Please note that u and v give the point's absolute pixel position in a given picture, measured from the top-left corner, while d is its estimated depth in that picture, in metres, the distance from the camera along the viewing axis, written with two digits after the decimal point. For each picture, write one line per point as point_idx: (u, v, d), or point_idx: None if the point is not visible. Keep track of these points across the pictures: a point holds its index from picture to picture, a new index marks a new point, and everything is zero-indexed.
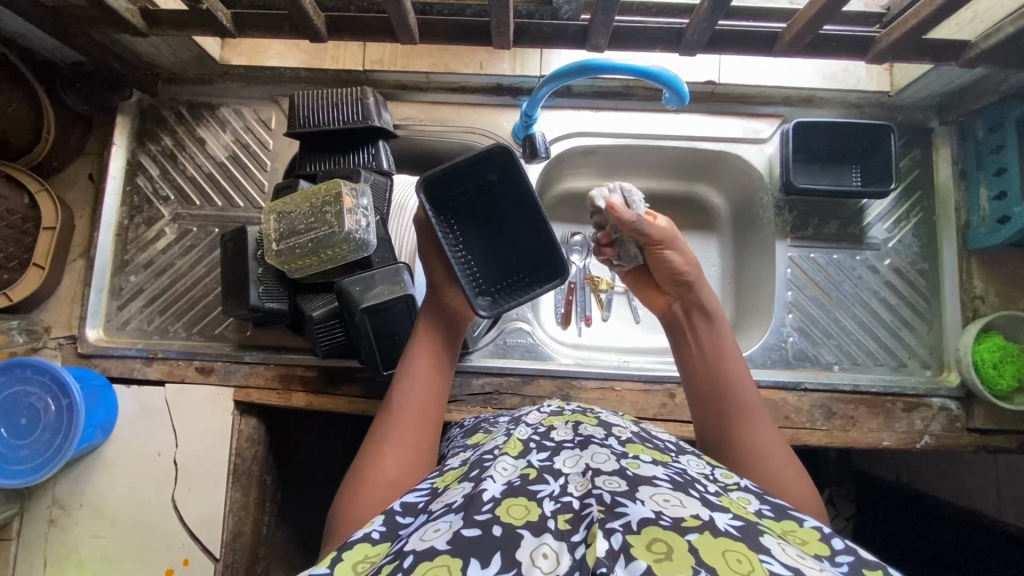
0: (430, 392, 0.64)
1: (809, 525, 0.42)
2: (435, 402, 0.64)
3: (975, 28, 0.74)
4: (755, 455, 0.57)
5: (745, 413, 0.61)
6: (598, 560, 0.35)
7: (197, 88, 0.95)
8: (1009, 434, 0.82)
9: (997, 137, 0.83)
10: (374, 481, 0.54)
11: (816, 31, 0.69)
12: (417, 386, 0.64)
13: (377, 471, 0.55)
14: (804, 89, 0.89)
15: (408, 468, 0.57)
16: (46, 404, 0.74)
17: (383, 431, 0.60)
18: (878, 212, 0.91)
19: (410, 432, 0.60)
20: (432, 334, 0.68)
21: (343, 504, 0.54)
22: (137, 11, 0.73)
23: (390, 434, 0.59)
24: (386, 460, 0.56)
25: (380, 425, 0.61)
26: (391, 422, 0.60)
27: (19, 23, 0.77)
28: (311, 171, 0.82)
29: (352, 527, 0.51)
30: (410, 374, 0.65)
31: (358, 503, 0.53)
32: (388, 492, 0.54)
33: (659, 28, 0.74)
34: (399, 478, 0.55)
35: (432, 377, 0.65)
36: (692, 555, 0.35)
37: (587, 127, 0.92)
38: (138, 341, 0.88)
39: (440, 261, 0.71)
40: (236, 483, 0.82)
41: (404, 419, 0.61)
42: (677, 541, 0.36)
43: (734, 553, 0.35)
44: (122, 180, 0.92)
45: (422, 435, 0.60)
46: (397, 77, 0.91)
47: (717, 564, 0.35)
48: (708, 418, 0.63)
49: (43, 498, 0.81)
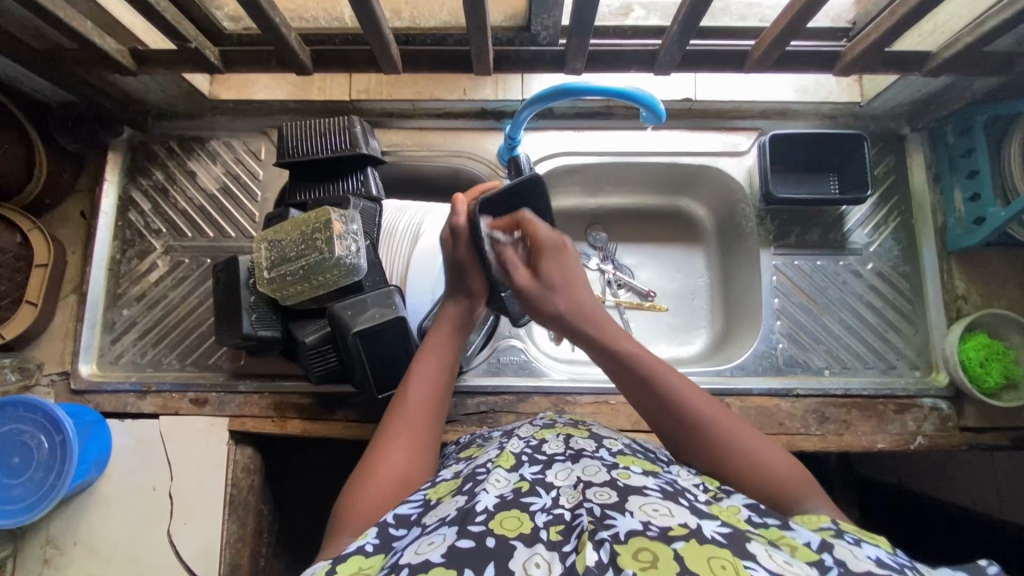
0: (441, 391, 0.63)
1: (803, 542, 0.42)
2: (446, 401, 0.63)
3: (936, 39, 0.78)
4: (737, 458, 0.53)
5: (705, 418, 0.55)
6: (587, 569, 0.36)
7: (187, 122, 0.96)
8: (1001, 431, 0.83)
9: (966, 141, 0.85)
10: (382, 479, 0.53)
11: (783, 48, 0.72)
12: (429, 383, 0.63)
13: (386, 468, 0.54)
14: (779, 102, 0.93)
15: (415, 467, 0.56)
16: (39, 441, 0.74)
17: (393, 427, 0.59)
18: (857, 219, 0.93)
19: (417, 434, 0.59)
20: (452, 337, 0.68)
21: (348, 503, 0.52)
22: (127, 52, 0.76)
23: (400, 431, 0.58)
24: (395, 457, 0.56)
25: (390, 420, 0.60)
26: (404, 416, 0.60)
27: (12, 67, 0.79)
28: (300, 200, 0.83)
29: (360, 526, 0.50)
30: (424, 369, 0.64)
31: (365, 500, 0.52)
32: (396, 492, 0.53)
33: (634, 50, 0.77)
34: (407, 479, 0.54)
35: (444, 374, 0.65)
36: (677, 564, 0.35)
37: (570, 147, 0.95)
38: (131, 374, 0.88)
39: (478, 272, 0.70)
40: (232, 515, 0.82)
41: (416, 414, 0.60)
42: (661, 549, 0.37)
43: (719, 559, 0.36)
44: (114, 216, 0.93)
45: (431, 434, 0.60)
46: (383, 105, 0.93)
47: (701, 570, 0.35)
48: (671, 433, 0.57)
49: (36, 539, 0.80)
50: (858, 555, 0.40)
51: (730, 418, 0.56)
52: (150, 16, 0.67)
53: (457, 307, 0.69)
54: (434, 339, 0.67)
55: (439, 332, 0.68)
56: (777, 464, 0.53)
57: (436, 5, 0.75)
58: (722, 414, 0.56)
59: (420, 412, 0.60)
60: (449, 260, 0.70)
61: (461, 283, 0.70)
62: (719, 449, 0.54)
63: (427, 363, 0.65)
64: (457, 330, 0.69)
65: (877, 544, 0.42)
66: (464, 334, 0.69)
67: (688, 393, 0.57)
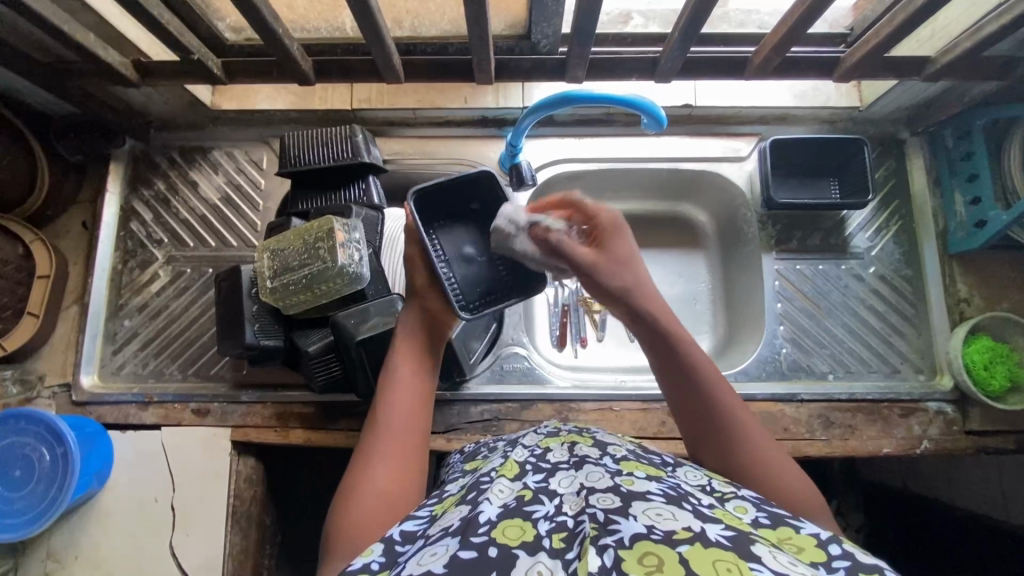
0: (417, 403, 0.61)
1: (810, 533, 0.41)
2: (424, 413, 0.61)
3: (935, 44, 0.79)
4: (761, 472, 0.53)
5: (734, 421, 0.56)
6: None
7: (189, 133, 0.97)
8: (1007, 435, 0.83)
9: (965, 145, 0.86)
10: (367, 503, 0.52)
11: (783, 54, 0.72)
12: (403, 395, 0.61)
13: (369, 493, 0.53)
14: (778, 108, 0.94)
15: (400, 486, 0.55)
16: (41, 454, 0.73)
17: (369, 447, 0.57)
18: (858, 222, 0.93)
19: (396, 450, 0.57)
20: (420, 345, 0.65)
21: (333, 530, 0.51)
22: (131, 64, 0.76)
23: (379, 452, 0.57)
24: (378, 477, 0.54)
25: (366, 441, 0.58)
26: (381, 438, 0.58)
27: (15, 79, 0.79)
28: (303, 209, 0.83)
29: (349, 551, 0.49)
30: (394, 382, 0.62)
31: (351, 529, 0.50)
32: (382, 514, 0.52)
33: (635, 59, 0.77)
34: (392, 499, 0.53)
35: (417, 387, 0.62)
36: (682, 568, 0.35)
37: (570, 153, 0.95)
38: (133, 385, 0.88)
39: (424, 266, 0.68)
40: (235, 526, 0.81)
41: (394, 434, 0.58)
42: (667, 553, 0.36)
43: (724, 562, 0.35)
44: (116, 227, 0.93)
45: (413, 450, 0.58)
46: (384, 114, 0.94)
47: (706, 572, 0.34)
48: (692, 421, 0.58)
49: (37, 553, 0.79)
50: (865, 551, 0.39)
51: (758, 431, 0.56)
52: (155, 30, 0.68)
53: (414, 314, 0.67)
54: (403, 348, 0.65)
55: (408, 341, 0.66)
56: (789, 477, 0.53)
57: (437, 15, 0.76)
58: (752, 425, 0.56)
59: (395, 427, 0.59)
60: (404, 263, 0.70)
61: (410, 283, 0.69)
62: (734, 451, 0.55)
63: (397, 374, 0.63)
64: (426, 335, 0.66)
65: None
66: (434, 338, 0.67)
67: (724, 396, 0.58)
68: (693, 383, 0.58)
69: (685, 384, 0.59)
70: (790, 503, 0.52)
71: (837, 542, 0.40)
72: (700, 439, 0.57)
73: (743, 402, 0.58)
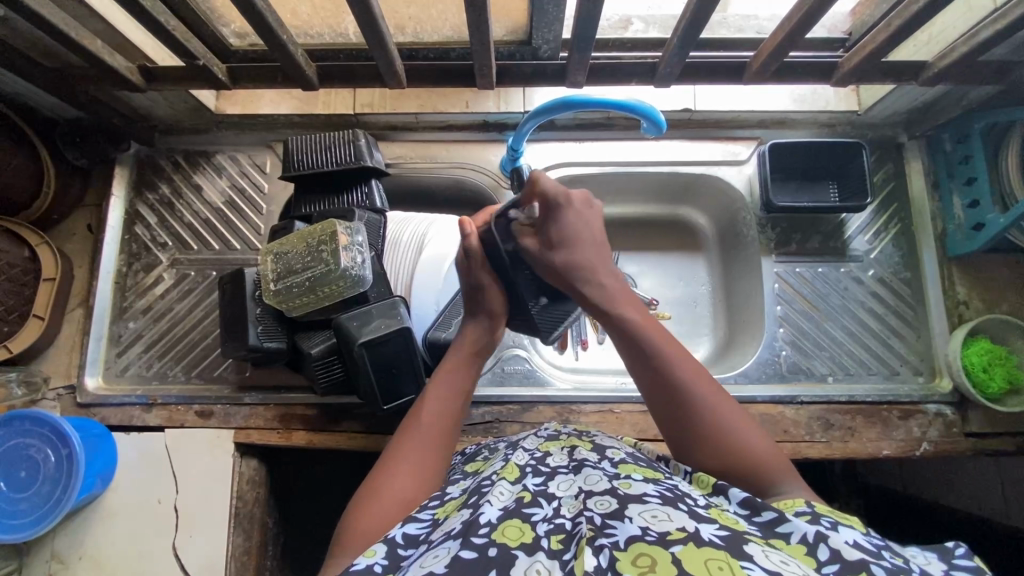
0: (454, 414, 0.63)
1: (798, 537, 0.41)
2: (457, 424, 0.62)
3: (932, 49, 0.79)
4: (720, 439, 0.54)
5: (697, 392, 0.56)
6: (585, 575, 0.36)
7: (193, 137, 0.98)
8: (1005, 437, 0.83)
9: (964, 148, 0.87)
10: (383, 501, 0.53)
11: (781, 59, 0.73)
12: (442, 406, 0.62)
13: (389, 489, 0.54)
14: (777, 112, 0.94)
15: (420, 489, 0.55)
16: (45, 455, 0.74)
17: (399, 448, 0.58)
18: (857, 226, 0.94)
19: (426, 456, 0.58)
20: (470, 362, 0.67)
21: (347, 523, 0.52)
22: (136, 69, 0.77)
23: (408, 454, 0.57)
24: (400, 477, 0.55)
25: (397, 442, 0.60)
26: (407, 441, 0.59)
27: (22, 84, 0.80)
28: (306, 212, 0.84)
29: (358, 546, 0.50)
30: (435, 391, 0.64)
31: (364, 524, 0.51)
32: (396, 513, 0.52)
33: (633, 63, 0.78)
34: (410, 501, 0.54)
35: (456, 399, 0.63)
36: (675, 567, 0.35)
37: (571, 157, 0.96)
38: (137, 387, 0.88)
39: (498, 290, 0.70)
40: (237, 527, 0.82)
41: (421, 439, 0.59)
42: (660, 553, 0.37)
43: (716, 561, 0.36)
44: (120, 230, 0.94)
45: (439, 458, 0.59)
46: (386, 118, 0.95)
47: (699, 572, 0.35)
48: (653, 396, 0.58)
49: (42, 554, 0.80)
50: (846, 545, 0.40)
51: (722, 397, 0.56)
52: (160, 36, 0.69)
53: (480, 329, 0.69)
54: (449, 359, 0.67)
55: (455, 355, 0.68)
56: (750, 441, 0.53)
57: (439, 21, 0.77)
58: (716, 393, 0.56)
59: (428, 432, 0.60)
60: (466, 282, 0.71)
61: (483, 304, 0.70)
62: (697, 421, 0.55)
63: (439, 383, 0.65)
64: (478, 353, 0.68)
65: (852, 525, 0.43)
66: (483, 358, 0.69)
67: (686, 364, 0.58)
68: (650, 353, 0.58)
69: (646, 354, 0.59)
70: (755, 468, 0.52)
71: (826, 543, 0.40)
72: (664, 414, 0.57)
73: (705, 373, 0.58)
